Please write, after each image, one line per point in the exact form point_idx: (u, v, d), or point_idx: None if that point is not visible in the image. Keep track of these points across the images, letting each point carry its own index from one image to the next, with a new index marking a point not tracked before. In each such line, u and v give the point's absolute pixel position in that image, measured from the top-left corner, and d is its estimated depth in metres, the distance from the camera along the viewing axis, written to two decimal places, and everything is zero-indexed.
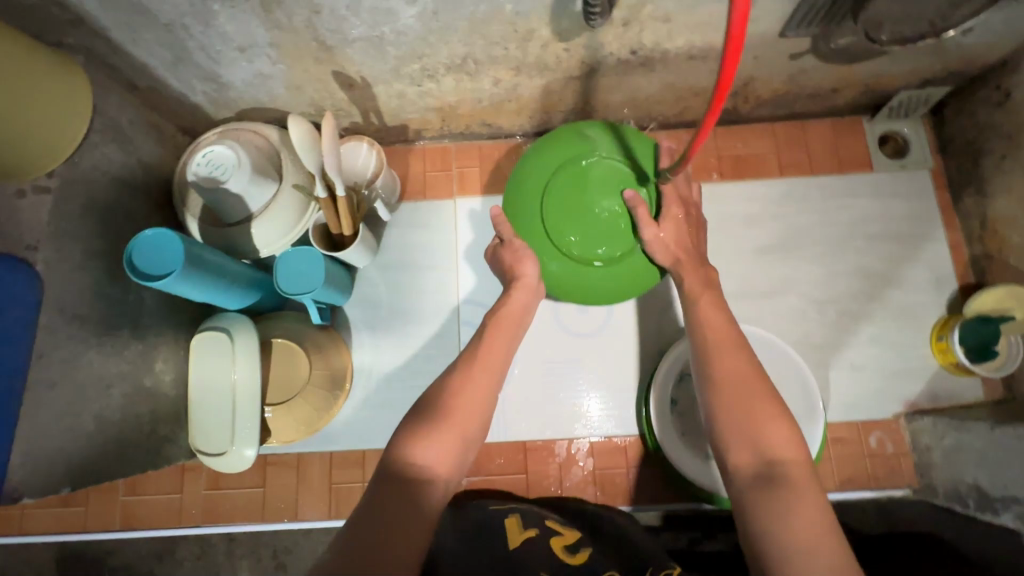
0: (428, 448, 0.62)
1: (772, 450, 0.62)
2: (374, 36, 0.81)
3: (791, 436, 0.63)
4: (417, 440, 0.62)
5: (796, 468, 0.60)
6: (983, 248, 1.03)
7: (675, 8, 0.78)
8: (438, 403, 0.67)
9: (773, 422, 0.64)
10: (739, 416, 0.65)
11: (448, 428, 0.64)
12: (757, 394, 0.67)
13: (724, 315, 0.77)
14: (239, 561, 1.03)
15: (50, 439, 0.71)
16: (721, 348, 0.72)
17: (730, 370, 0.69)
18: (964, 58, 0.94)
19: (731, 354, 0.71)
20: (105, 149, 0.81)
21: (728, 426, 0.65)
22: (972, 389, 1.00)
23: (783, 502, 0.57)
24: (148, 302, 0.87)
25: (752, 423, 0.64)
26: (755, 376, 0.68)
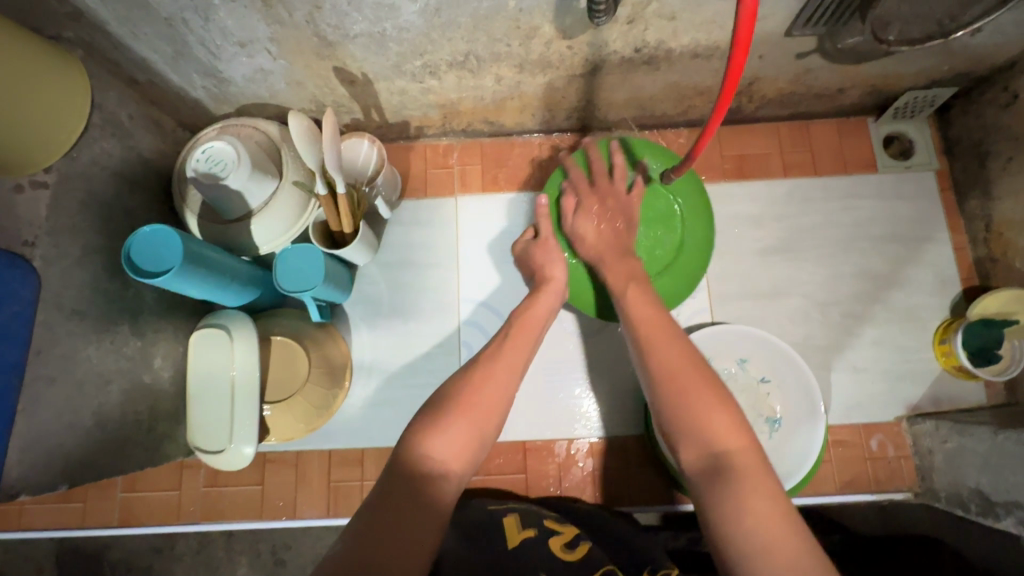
0: (443, 442, 0.61)
1: (715, 439, 0.59)
2: (375, 32, 0.80)
3: (731, 424, 0.60)
4: (433, 433, 0.61)
5: (741, 455, 0.58)
6: (987, 250, 1.02)
7: (681, 6, 0.77)
8: (458, 396, 0.65)
9: (715, 412, 0.61)
10: (681, 408, 0.63)
11: (465, 420, 0.63)
12: (700, 384, 0.65)
13: (657, 310, 0.77)
14: (237, 558, 1.03)
15: (47, 436, 0.70)
16: (654, 342, 0.71)
17: (664, 362, 0.68)
18: (972, 59, 0.93)
19: (668, 348, 0.70)
20: (104, 144, 0.80)
21: (674, 422, 0.63)
22: (974, 392, 1.00)
23: (726, 491, 0.55)
24: (148, 299, 0.87)
25: (693, 414, 0.62)
26: (686, 367, 0.66)
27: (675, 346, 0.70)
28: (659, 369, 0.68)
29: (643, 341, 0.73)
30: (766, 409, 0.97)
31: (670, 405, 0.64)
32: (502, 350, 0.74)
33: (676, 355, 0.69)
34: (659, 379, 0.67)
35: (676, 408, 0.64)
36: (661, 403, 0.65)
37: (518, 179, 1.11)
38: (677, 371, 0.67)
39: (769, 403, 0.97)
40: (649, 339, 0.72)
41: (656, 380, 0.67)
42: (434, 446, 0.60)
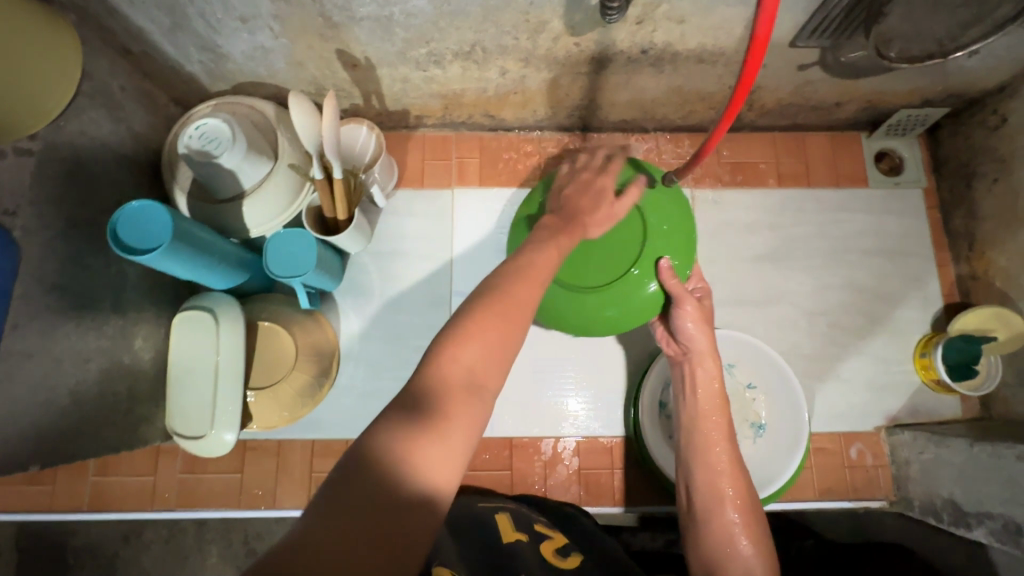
0: (467, 357, 0.53)
1: (748, 567, 0.73)
2: (383, 16, 0.78)
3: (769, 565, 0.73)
4: (455, 350, 0.53)
5: None
6: (969, 268, 1.05)
7: (691, 10, 0.78)
8: (488, 308, 0.57)
9: (757, 550, 0.75)
10: (728, 538, 0.76)
11: (493, 330, 0.55)
12: (748, 520, 0.77)
13: (719, 416, 0.84)
14: (209, 546, 1.01)
15: (21, 414, 0.68)
16: (716, 459, 0.81)
17: (721, 482, 0.79)
18: (964, 81, 0.96)
19: (729, 473, 0.80)
20: (93, 114, 0.77)
21: (714, 537, 0.76)
22: (950, 406, 1.03)
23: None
24: (131, 277, 0.84)
25: (737, 541, 0.75)
26: (741, 497, 0.78)
27: (734, 473, 0.80)
28: (716, 483, 0.79)
29: (703, 455, 0.82)
30: (751, 414, 0.99)
31: (718, 529, 0.77)
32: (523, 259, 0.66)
33: (733, 482, 0.79)
34: (716, 499, 0.79)
35: (724, 535, 0.76)
36: (710, 522, 0.77)
37: (517, 174, 1.10)
38: (731, 500, 0.78)
39: (755, 408, 0.99)
40: (711, 453, 0.81)
41: (712, 500, 0.79)
42: (454, 363, 0.53)
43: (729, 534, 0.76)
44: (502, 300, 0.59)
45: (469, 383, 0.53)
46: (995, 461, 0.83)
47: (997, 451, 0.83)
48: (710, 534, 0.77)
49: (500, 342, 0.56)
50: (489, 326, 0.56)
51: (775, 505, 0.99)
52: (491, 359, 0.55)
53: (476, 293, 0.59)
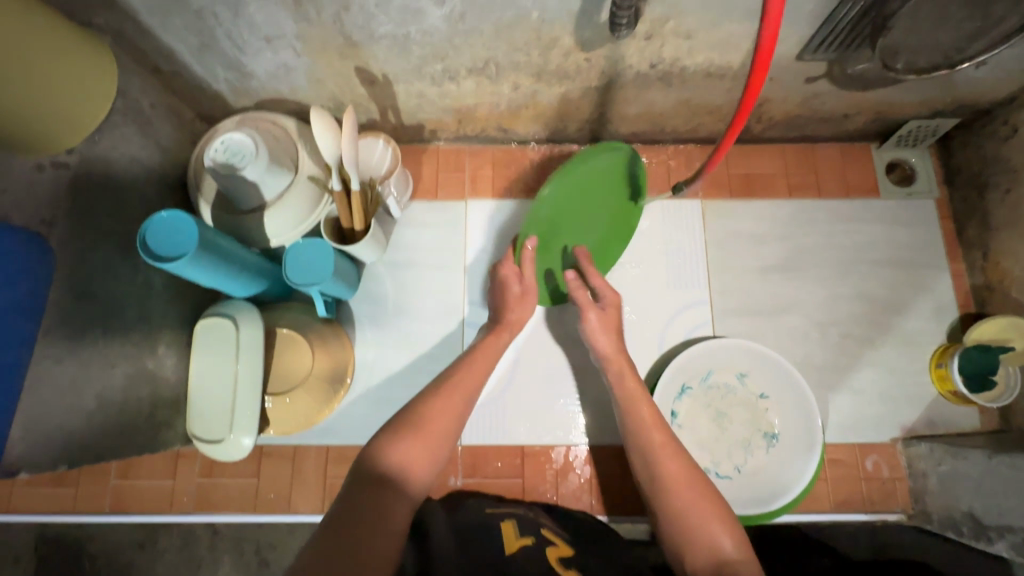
0: (401, 459, 0.66)
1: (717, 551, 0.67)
2: (400, 34, 0.82)
3: (739, 538, 0.69)
4: (388, 446, 0.67)
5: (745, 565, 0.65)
6: (984, 278, 1.04)
7: (698, 26, 0.80)
8: (410, 417, 0.72)
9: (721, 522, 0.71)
10: (689, 516, 0.72)
11: (413, 429, 0.70)
12: (702, 497, 0.74)
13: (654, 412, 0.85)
14: (223, 553, 1.03)
15: (50, 415, 0.71)
16: (661, 453, 0.79)
17: (670, 472, 0.77)
18: (972, 92, 0.96)
19: (673, 458, 0.78)
20: (125, 129, 0.81)
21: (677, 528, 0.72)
22: (968, 417, 1.01)
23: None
24: (156, 286, 0.87)
25: (700, 522, 0.71)
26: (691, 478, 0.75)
27: (677, 456, 0.79)
28: (662, 475, 0.77)
29: (644, 449, 0.81)
30: (763, 425, 0.99)
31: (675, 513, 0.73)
32: (450, 379, 0.80)
33: (678, 464, 0.78)
34: (666, 487, 0.76)
35: (679, 516, 0.73)
36: (667, 509, 0.74)
37: (530, 186, 1.13)
38: (681, 481, 0.76)
39: (768, 418, 0.99)
40: (651, 443, 0.81)
41: (662, 489, 0.76)
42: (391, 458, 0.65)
43: (689, 515, 0.72)
44: (424, 416, 0.72)
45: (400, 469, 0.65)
46: (1013, 473, 0.81)
47: (1016, 463, 0.81)
48: (673, 523, 0.73)
49: (422, 447, 0.68)
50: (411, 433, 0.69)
51: (787, 518, 0.98)
52: (417, 458, 0.67)
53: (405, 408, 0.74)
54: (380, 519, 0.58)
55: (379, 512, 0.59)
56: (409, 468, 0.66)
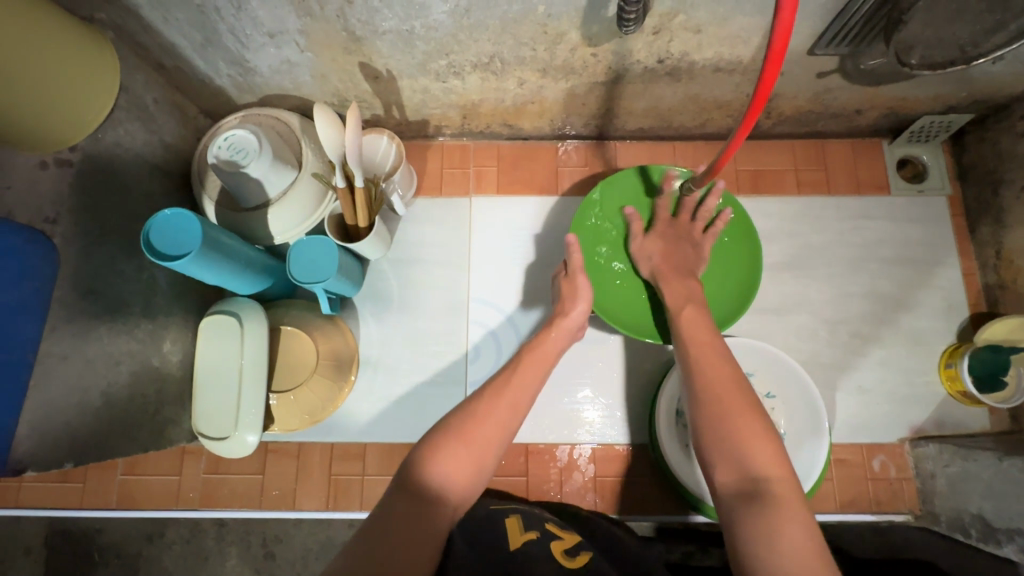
0: (445, 465, 0.63)
1: (757, 469, 0.61)
2: (404, 29, 0.81)
3: (776, 455, 0.62)
4: (434, 455, 0.64)
5: (783, 488, 0.59)
6: (996, 277, 1.03)
7: (708, 19, 0.78)
8: (456, 426, 0.67)
9: (759, 433, 0.64)
10: (728, 421, 0.65)
11: (455, 436, 0.66)
12: (742, 404, 0.67)
13: (709, 330, 0.79)
14: (228, 547, 1.03)
15: (57, 413, 0.71)
16: (707, 361, 0.73)
17: (712, 381, 0.70)
18: (989, 86, 0.94)
19: (716, 368, 0.72)
20: (128, 126, 0.81)
21: (716, 438, 0.65)
22: (978, 418, 1.00)
23: (764, 516, 0.57)
24: (161, 283, 0.87)
25: (745, 435, 0.64)
26: (736, 389, 0.69)
27: (723, 366, 0.72)
28: (707, 381, 0.71)
29: (693, 354, 0.76)
30: (770, 424, 0.97)
31: (715, 415, 0.67)
32: (500, 383, 0.74)
33: (722, 373, 0.71)
34: (705, 395, 0.70)
35: (716, 416, 0.67)
36: (707, 413, 0.68)
37: (535, 182, 1.12)
38: (725, 390, 0.69)
39: (774, 418, 0.97)
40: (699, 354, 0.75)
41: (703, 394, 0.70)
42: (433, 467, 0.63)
43: (732, 424, 0.65)
44: (473, 424, 0.67)
45: (444, 485, 0.62)
46: None
47: None
48: (712, 426, 0.66)
49: (468, 456, 0.65)
50: (455, 438, 0.65)
51: None
52: (460, 473, 0.63)
53: (455, 409, 0.70)
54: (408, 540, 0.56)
55: (413, 525, 0.57)
56: (455, 480, 0.63)
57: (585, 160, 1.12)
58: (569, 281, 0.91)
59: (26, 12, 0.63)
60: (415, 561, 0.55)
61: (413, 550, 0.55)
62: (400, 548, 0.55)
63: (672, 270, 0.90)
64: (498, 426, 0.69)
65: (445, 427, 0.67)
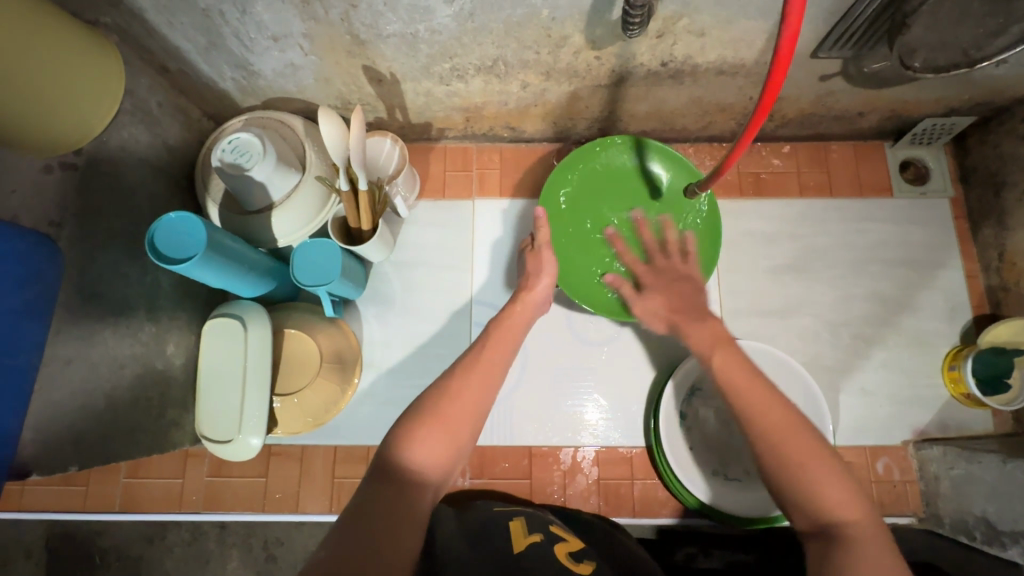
0: (420, 450, 0.62)
1: (831, 512, 0.57)
2: (408, 33, 0.81)
3: (849, 492, 0.58)
4: (409, 440, 0.63)
5: (861, 529, 0.56)
6: (999, 279, 1.03)
7: (711, 23, 0.78)
8: (429, 408, 0.66)
9: (828, 471, 0.59)
10: (794, 466, 0.59)
11: (431, 419, 0.65)
12: (806, 443, 0.61)
13: (745, 361, 0.70)
14: (229, 551, 1.03)
15: (61, 415, 0.71)
16: (752, 397, 0.65)
17: (764, 419, 0.63)
18: (991, 89, 0.94)
19: (763, 403, 0.64)
20: (133, 129, 0.81)
21: (785, 485, 0.60)
22: (981, 420, 1.00)
23: (853, 562, 0.53)
24: (164, 286, 0.87)
25: (816, 479, 0.58)
26: (791, 423, 0.62)
27: (769, 399, 0.65)
28: (757, 421, 0.63)
29: (734, 393, 0.67)
30: None
31: (774, 454, 0.61)
32: (483, 357, 0.74)
33: (769, 407, 0.64)
34: (761, 440, 0.62)
35: (778, 461, 0.60)
36: (768, 460, 0.61)
37: (538, 185, 1.12)
38: (780, 428, 0.62)
39: None
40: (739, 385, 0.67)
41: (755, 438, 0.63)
42: (409, 459, 0.61)
43: (796, 469, 0.59)
44: (447, 407, 0.66)
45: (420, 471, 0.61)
46: None
47: None
48: (777, 473, 0.60)
49: (445, 441, 0.64)
50: (429, 421, 0.64)
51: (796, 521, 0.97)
52: (434, 460, 0.62)
53: (428, 390, 0.69)
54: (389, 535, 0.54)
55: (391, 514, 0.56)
56: (429, 466, 0.62)
57: None
58: (536, 256, 0.91)
59: (33, 17, 0.63)
60: (402, 548, 0.54)
61: (394, 535, 0.55)
62: (386, 536, 0.54)
63: (680, 314, 0.83)
64: (471, 405, 0.68)
65: (418, 409, 0.66)
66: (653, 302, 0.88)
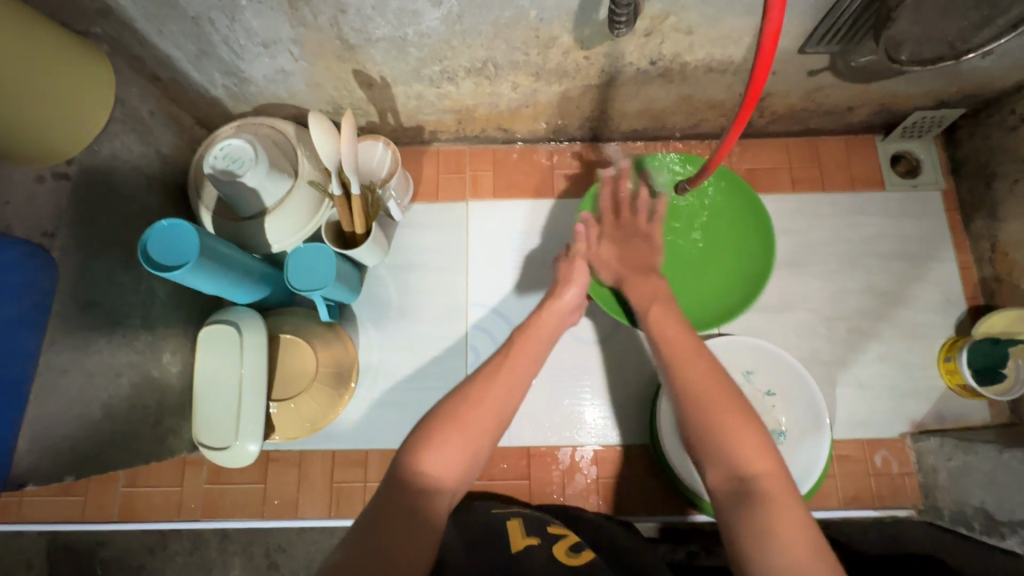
0: (436, 458, 0.61)
1: (745, 465, 0.58)
2: (397, 36, 0.81)
3: (763, 447, 0.59)
4: (426, 445, 0.62)
5: (771, 482, 0.57)
6: (993, 270, 1.03)
7: (699, 21, 0.79)
8: (448, 414, 0.65)
9: (743, 423, 0.61)
10: (711, 421, 0.62)
11: (452, 427, 0.64)
12: (724, 397, 0.63)
13: (682, 326, 0.74)
14: (231, 559, 1.03)
15: (58, 426, 0.71)
16: (683, 355, 0.69)
17: (693, 376, 0.66)
18: (978, 81, 0.95)
19: (691, 365, 0.68)
20: (125, 138, 0.81)
21: (704, 440, 0.62)
22: (979, 411, 1.00)
23: (756, 517, 0.54)
24: (160, 293, 0.87)
25: (729, 432, 0.60)
26: (718, 386, 0.64)
27: (698, 358, 0.69)
28: (686, 380, 0.66)
29: (667, 352, 0.71)
30: (771, 422, 0.97)
31: (696, 412, 0.63)
32: (503, 361, 0.73)
33: (695, 367, 0.67)
34: (684, 398, 0.65)
35: (700, 420, 0.62)
36: (688, 416, 0.64)
37: (531, 185, 1.12)
38: (704, 387, 0.65)
39: (774, 415, 0.97)
40: (675, 350, 0.70)
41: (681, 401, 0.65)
42: (426, 466, 0.61)
43: (711, 424, 0.61)
44: (464, 412, 0.65)
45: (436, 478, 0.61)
46: None
47: None
48: (694, 426, 0.63)
49: (463, 448, 0.63)
50: (449, 426, 0.64)
51: None
52: (452, 469, 0.62)
53: (449, 393, 0.68)
54: (402, 545, 0.54)
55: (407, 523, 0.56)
56: (447, 473, 0.61)
57: (579, 163, 1.12)
58: (569, 264, 0.88)
59: (22, 27, 0.63)
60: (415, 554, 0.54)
61: (407, 548, 0.54)
62: (401, 547, 0.54)
63: (630, 271, 0.87)
64: (494, 409, 0.67)
65: (439, 414, 0.65)
66: (607, 252, 0.90)
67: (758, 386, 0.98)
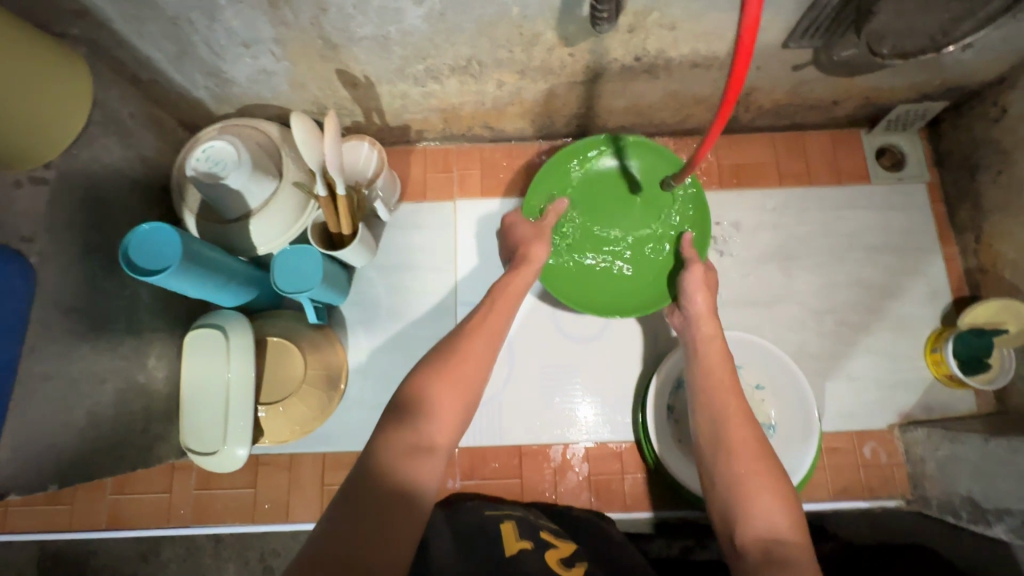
0: (432, 408, 0.63)
1: (770, 528, 0.62)
2: (380, 35, 0.80)
3: (787, 513, 0.63)
4: (419, 397, 0.63)
5: (795, 548, 0.59)
6: (977, 261, 1.04)
7: (682, 17, 0.79)
8: (439, 366, 0.67)
9: (772, 487, 0.65)
10: (742, 478, 0.66)
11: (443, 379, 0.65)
12: (758, 458, 0.68)
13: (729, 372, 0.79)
14: (226, 563, 1.02)
15: (41, 434, 0.70)
16: (723, 403, 0.75)
17: (732, 428, 0.72)
18: (960, 74, 0.96)
19: (735, 420, 0.73)
20: (105, 141, 0.80)
21: (734, 495, 0.66)
22: (965, 400, 1.01)
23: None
24: (144, 298, 0.86)
25: (757, 491, 0.65)
26: (752, 444, 0.69)
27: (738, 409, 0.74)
28: (725, 434, 0.71)
29: (709, 397, 0.77)
30: (761, 415, 0.98)
31: (728, 467, 0.68)
32: (480, 316, 0.77)
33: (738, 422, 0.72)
34: (719, 449, 0.70)
35: (731, 472, 0.67)
36: (720, 470, 0.69)
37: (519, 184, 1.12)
38: (742, 446, 0.70)
39: (763, 408, 0.98)
40: (717, 400, 0.76)
41: (718, 450, 0.71)
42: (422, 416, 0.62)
43: (742, 481, 0.66)
44: (453, 365, 0.67)
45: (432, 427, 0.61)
46: (1011, 456, 0.81)
47: (1014, 446, 0.81)
48: (723, 480, 0.68)
49: (457, 400, 0.65)
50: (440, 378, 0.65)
51: None
52: (448, 418, 0.63)
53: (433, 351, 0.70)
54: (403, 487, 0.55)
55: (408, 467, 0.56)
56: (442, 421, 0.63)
57: None
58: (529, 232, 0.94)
59: None
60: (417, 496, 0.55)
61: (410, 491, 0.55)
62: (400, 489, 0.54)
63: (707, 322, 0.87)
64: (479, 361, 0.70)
65: (428, 369, 0.66)
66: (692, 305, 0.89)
67: (746, 379, 0.99)
